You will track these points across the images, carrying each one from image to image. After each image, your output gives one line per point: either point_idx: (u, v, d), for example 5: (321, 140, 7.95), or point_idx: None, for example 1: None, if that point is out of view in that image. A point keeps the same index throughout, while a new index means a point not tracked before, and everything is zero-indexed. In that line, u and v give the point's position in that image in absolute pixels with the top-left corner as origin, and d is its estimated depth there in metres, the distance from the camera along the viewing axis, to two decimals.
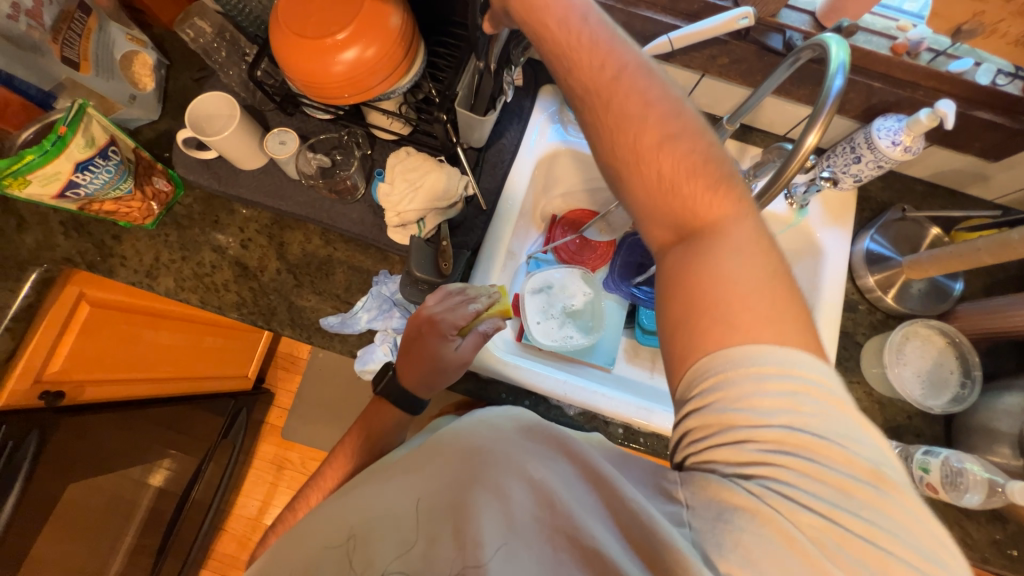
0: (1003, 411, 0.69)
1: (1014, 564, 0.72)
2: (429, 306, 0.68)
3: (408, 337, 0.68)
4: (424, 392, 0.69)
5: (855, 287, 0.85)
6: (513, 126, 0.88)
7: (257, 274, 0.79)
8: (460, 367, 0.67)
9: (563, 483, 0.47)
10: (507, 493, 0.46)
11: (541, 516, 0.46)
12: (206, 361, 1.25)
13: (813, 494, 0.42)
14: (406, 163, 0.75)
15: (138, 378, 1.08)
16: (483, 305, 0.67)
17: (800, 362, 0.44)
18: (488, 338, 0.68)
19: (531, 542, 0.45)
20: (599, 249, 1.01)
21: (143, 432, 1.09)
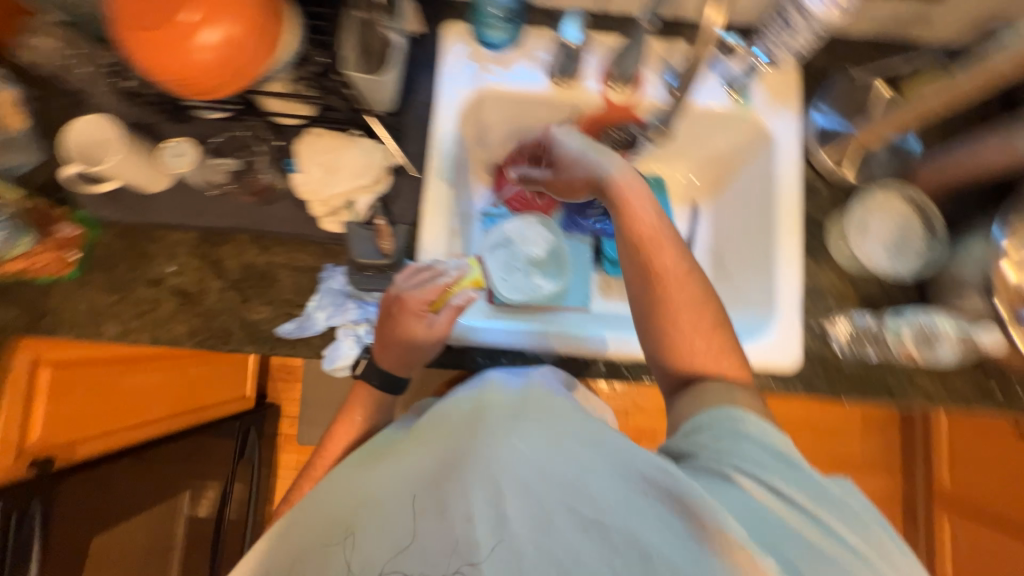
0: (971, 260, 0.68)
1: (997, 399, 0.75)
2: (397, 283, 0.69)
3: (381, 318, 0.71)
4: (405, 373, 0.73)
5: (812, 170, 0.82)
6: (426, 80, 0.82)
7: (200, 299, 0.75)
8: (436, 341, 0.69)
9: (546, 446, 0.55)
10: (495, 460, 0.54)
11: (528, 478, 0.53)
12: (196, 393, 1.25)
13: (773, 511, 0.50)
14: (314, 146, 0.72)
15: (140, 423, 1.09)
16: (452, 278, 0.70)
17: (739, 413, 0.58)
18: (461, 310, 0.70)
19: (521, 503, 0.51)
20: (552, 189, 0.96)
21: (153, 474, 1.09)
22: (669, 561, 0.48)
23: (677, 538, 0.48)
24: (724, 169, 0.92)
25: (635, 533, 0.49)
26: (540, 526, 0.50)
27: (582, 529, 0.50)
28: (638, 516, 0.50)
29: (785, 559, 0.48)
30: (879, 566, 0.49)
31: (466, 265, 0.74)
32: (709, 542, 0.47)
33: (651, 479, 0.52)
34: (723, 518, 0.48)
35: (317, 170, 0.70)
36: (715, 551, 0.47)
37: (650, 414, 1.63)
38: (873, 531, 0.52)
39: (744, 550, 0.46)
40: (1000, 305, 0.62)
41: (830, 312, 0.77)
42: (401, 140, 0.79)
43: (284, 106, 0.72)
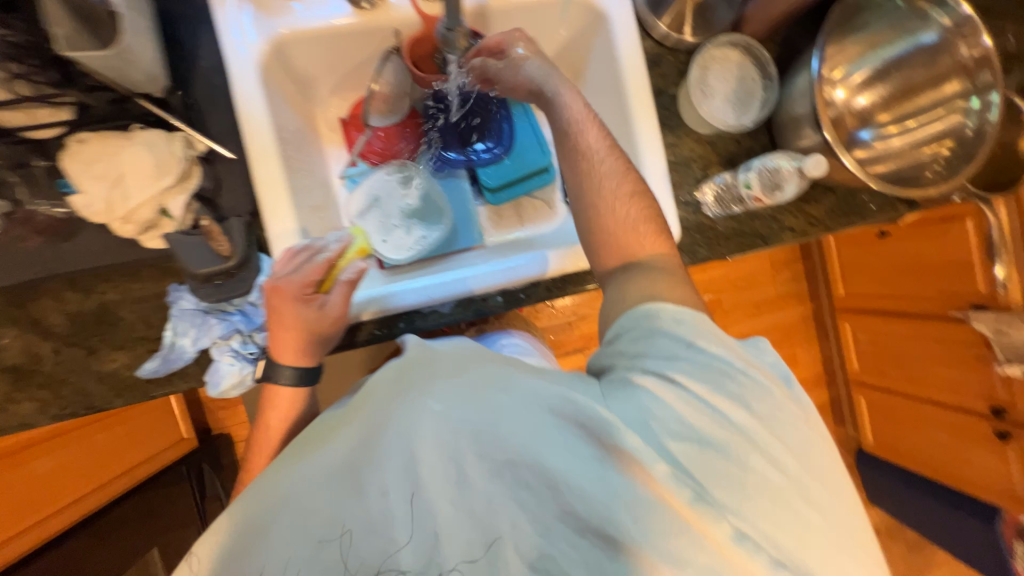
0: (797, 94, 0.71)
1: (848, 215, 0.83)
2: (276, 272, 0.64)
3: (270, 317, 0.65)
4: (312, 362, 0.67)
5: (653, 42, 0.80)
6: (205, 37, 0.68)
7: (34, 368, 0.65)
8: (334, 323, 0.65)
9: (461, 403, 0.51)
10: (411, 431, 0.51)
11: (442, 444, 0.50)
12: (110, 455, 1.15)
13: (697, 402, 0.50)
14: (81, 156, 0.59)
15: (76, 499, 1.03)
16: (332, 253, 0.66)
17: (655, 308, 0.55)
18: (355, 284, 0.66)
19: (435, 468, 0.50)
20: (406, 129, 0.88)
21: (107, 546, 1.03)
22: (572, 484, 0.48)
23: (583, 458, 0.48)
24: (576, 61, 0.87)
25: (545, 469, 0.49)
26: (454, 484, 0.50)
27: (494, 477, 0.50)
28: (549, 449, 0.49)
29: (683, 456, 0.48)
30: (763, 439, 0.48)
31: (347, 237, 0.70)
32: (609, 456, 0.48)
33: (560, 406, 0.50)
34: (621, 431, 0.48)
35: (103, 184, 0.59)
36: (611, 463, 0.48)
37: (592, 318, 1.69)
38: (777, 396, 0.51)
39: (635, 455, 0.47)
40: (827, 135, 0.67)
41: (698, 180, 0.80)
42: (202, 121, 0.67)
43: (24, 115, 0.57)
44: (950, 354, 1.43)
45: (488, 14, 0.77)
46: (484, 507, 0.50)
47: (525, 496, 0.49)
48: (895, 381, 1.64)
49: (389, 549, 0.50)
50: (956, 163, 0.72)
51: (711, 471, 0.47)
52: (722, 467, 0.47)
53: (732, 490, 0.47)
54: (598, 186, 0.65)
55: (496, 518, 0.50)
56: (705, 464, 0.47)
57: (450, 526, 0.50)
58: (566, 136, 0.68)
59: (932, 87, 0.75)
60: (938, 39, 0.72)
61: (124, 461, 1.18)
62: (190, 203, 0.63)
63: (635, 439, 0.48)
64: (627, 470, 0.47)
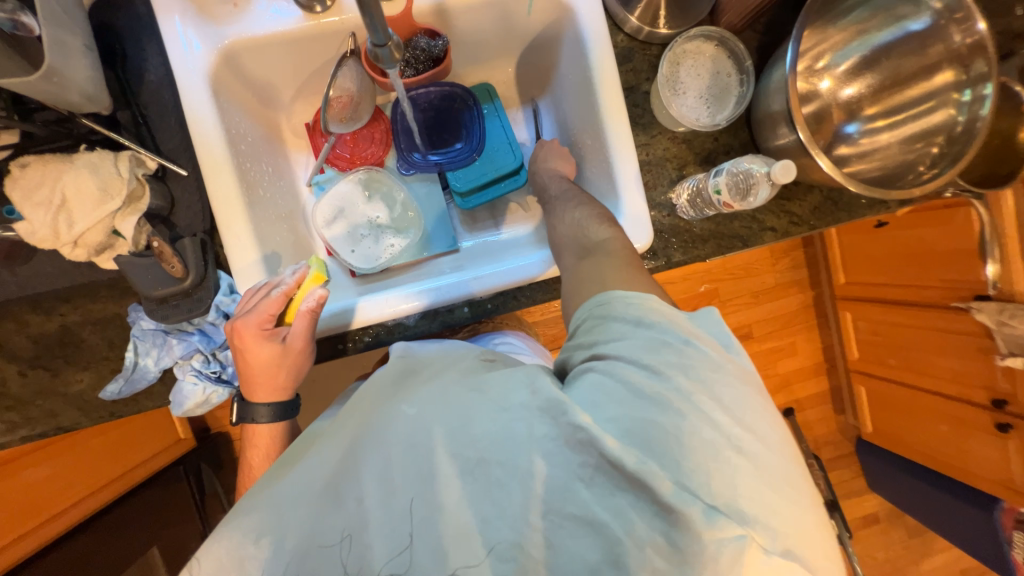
0: (773, 90, 0.67)
1: (836, 212, 0.79)
2: (236, 314, 0.62)
3: (238, 355, 0.64)
4: (286, 395, 0.67)
5: (626, 37, 0.76)
6: (153, 48, 0.66)
7: (3, 391, 0.65)
8: (305, 349, 0.64)
9: (434, 403, 0.50)
10: (386, 433, 0.50)
11: (413, 442, 0.48)
12: (122, 450, 1.16)
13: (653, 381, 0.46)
14: (23, 182, 0.58)
15: (83, 498, 1.05)
16: (288, 286, 0.62)
17: (606, 296, 0.53)
18: (315, 314, 0.62)
19: (403, 466, 0.48)
20: (374, 134, 0.87)
21: (115, 541, 1.05)
22: (545, 478, 0.44)
23: (553, 450, 0.45)
24: (547, 54, 0.83)
25: (512, 462, 0.45)
26: (422, 481, 0.46)
27: (465, 475, 0.46)
28: (512, 442, 0.45)
29: (632, 434, 0.43)
30: (702, 400, 0.45)
31: (303, 265, 0.65)
32: (568, 442, 0.44)
33: (525, 398, 0.47)
34: (572, 411, 0.44)
35: (45, 210, 0.57)
36: (574, 449, 0.44)
37: None
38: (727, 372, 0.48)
39: (588, 436, 0.43)
40: (801, 134, 0.63)
41: (673, 181, 0.76)
42: (153, 137, 0.65)
43: None
44: (951, 344, 1.38)
45: (448, 12, 0.73)
46: (456, 505, 0.45)
47: (495, 490, 0.45)
48: (894, 371, 1.60)
49: (365, 558, 0.45)
50: (942, 164, 0.67)
51: (671, 447, 0.42)
52: (682, 443, 0.43)
53: (700, 464, 0.42)
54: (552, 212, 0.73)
55: (470, 516, 0.45)
56: (659, 443, 0.43)
57: (423, 527, 0.45)
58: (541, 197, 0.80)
59: (925, 77, 0.69)
60: (928, 26, 0.66)
61: (131, 459, 1.18)
62: (143, 224, 0.62)
63: (586, 418, 0.44)
64: (593, 456, 0.43)
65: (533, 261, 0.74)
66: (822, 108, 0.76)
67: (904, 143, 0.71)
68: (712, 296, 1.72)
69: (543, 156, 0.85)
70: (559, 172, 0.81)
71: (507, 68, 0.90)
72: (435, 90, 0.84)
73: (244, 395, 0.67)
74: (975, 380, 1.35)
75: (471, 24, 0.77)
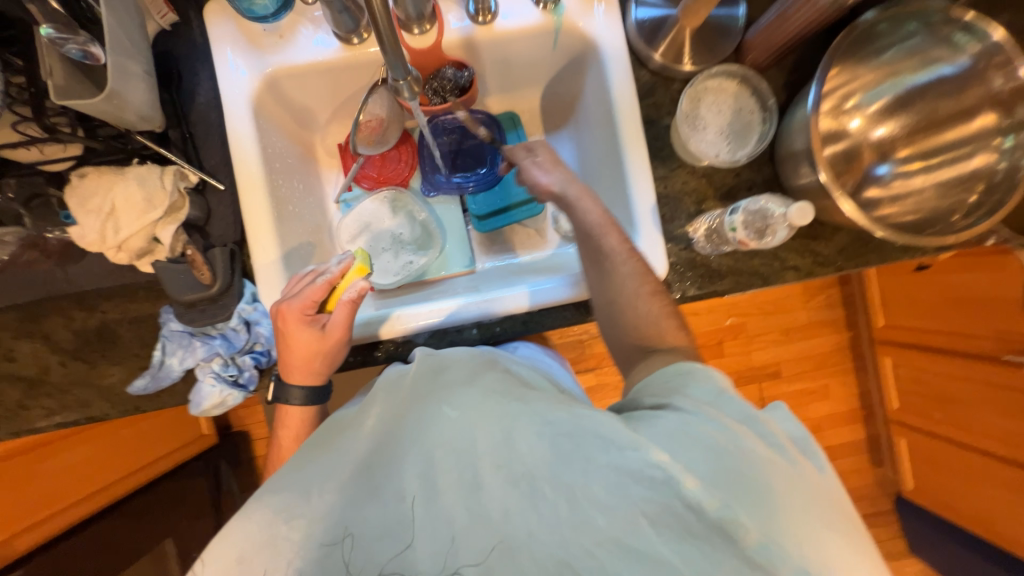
0: (795, 129, 0.66)
1: (866, 254, 0.76)
2: (284, 297, 0.65)
3: (280, 338, 0.66)
4: (319, 380, 0.68)
5: (649, 72, 0.77)
6: (207, 74, 0.72)
7: (44, 379, 0.71)
8: (342, 339, 0.65)
9: (478, 408, 0.48)
10: (430, 437, 0.48)
11: (460, 446, 0.46)
12: (144, 443, 1.21)
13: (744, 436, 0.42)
14: (80, 191, 0.64)
15: (104, 486, 1.10)
16: (333, 274, 0.64)
17: (690, 364, 0.49)
18: (355, 305, 0.63)
19: (452, 474, 0.45)
20: (400, 156, 0.90)
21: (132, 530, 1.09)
22: (602, 504, 0.41)
23: (616, 480, 0.41)
24: (572, 85, 0.85)
25: (569, 484, 0.42)
26: (471, 489, 0.44)
27: (511, 485, 0.44)
28: (568, 466, 0.43)
29: (721, 476, 0.39)
30: (795, 468, 0.41)
31: (349, 256, 0.66)
32: (635, 476, 0.41)
33: (578, 420, 0.44)
34: (645, 448, 0.40)
35: (97, 216, 0.63)
36: (640, 486, 0.40)
37: None
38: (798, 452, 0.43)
39: (663, 475, 0.40)
40: (822, 175, 0.61)
41: (690, 215, 0.76)
42: (198, 153, 0.71)
43: (33, 152, 0.62)
44: (1005, 404, 1.26)
45: (475, 46, 0.76)
46: (505, 516, 0.43)
47: (548, 510, 0.42)
48: (938, 425, 1.47)
49: (406, 553, 0.44)
50: (977, 214, 0.64)
51: (750, 497, 0.39)
52: (760, 496, 0.39)
53: (776, 524, 0.38)
54: (621, 286, 0.65)
55: (519, 528, 0.42)
56: (738, 489, 0.39)
57: (471, 533, 0.43)
58: (588, 240, 0.68)
59: (962, 121, 0.66)
60: (967, 67, 0.63)
61: (154, 452, 1.23)
62: (179, 234, 0.66)
63: (664, 457, 0.40)
64: (663, 495, 0.40)
65: (540, 291, 0.74)
66: (852, 148, 0.73)
67: (941, 188, 0.67)
68: (737, 331, 1.66)
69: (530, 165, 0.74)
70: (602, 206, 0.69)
71: (531, 98, 0.92)
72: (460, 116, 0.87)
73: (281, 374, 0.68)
74: None
75: (499, 56, 0.80)
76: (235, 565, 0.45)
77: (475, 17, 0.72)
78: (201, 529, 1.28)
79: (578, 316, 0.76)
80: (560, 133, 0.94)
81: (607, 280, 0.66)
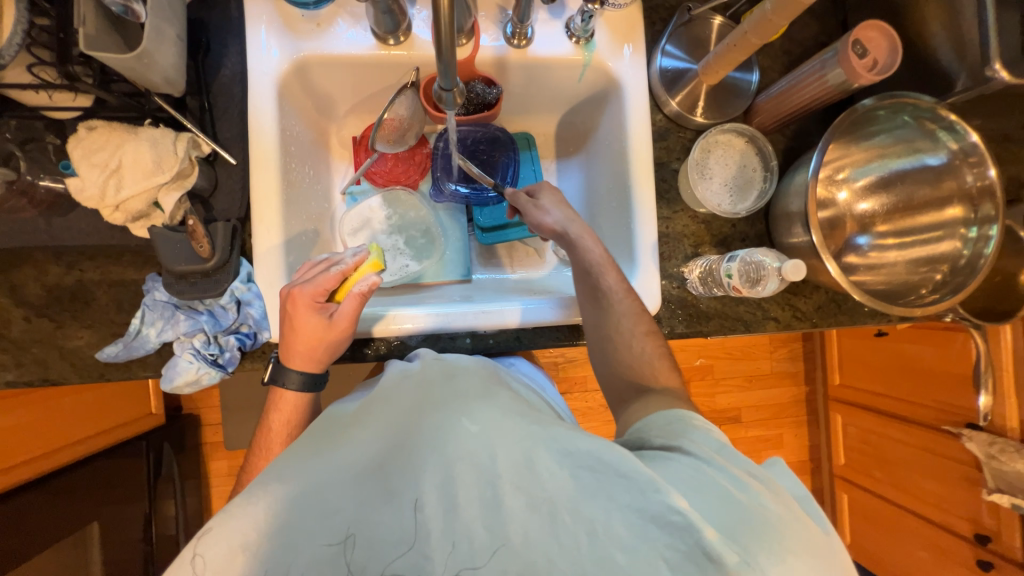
0: (793, 192, 0.71)
1: (840, 314, 0.81)
2: (295, 280, 0.66)
3: (284, 319, 0.66)
4: (318, 367, 0.67)
5: (664, 116, 0.81)
6: (235, 48, 0.72)
7: (3, 332, 0.66)
8: (347, 329, 0.66)
9: (498, 426, 0.48)
10: (447, 447, 0.47)
11: (477, 461, 0.46)
12: (92, 412, 1.12)
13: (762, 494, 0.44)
14: (86, 143, 0.62)
15: (31, 458, 0.97)
16: (348, 265, 0.65)
17: (688, 414, 0.53)
18: (365, 298, 0.64)
19: (472, 489, 0.46)
20: (413, 158, 0.91)
21: (61, 506, 1.00)
22: (624, 544, 0.42)
23: (639, 523, 0.42)
24: (590, 117, 0.89)
25: (590, 517, 0.43)
26: (490, 508, 0.45)
27: (532, 509, 0.44)
28: (589, 499, 0.44)
29: (735, 531, 0.41)
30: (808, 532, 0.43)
31: (365, 249, 0.68)
32: (656, 519, 0.42)
33: (599, 452, 0.45)
34: (666, 492, 0.42)
35: (100, 171, 0.61)
36: (660, 528, 0.42)
37: (579, 363, 1.59)
38: (803, 509, 0.46)
39: (684, 521, 0.41)
40: (815, 236, 0.66)
41: (687, 256, 0.80)
42: (213, 124, 0.70)
43: (43, 96, 0.60)
44: (939, 469, 1.36)
45: (506, 66, 0.79)
46: (524, 541, 0.44)
47: (568, 539, 0.43)
48: (877, 484, 1.56)
49: (422, 565, 0.44)
50: (943, 291, 0.72)
51: (767, 548, 0.41)
52: (777, 548, 0.41)
53: None
54: (617, 324, 0.69)
55: (538, 554, 0.43)
56: (757, 539, 0.41)
57: (490, 553, 0.44)
58: (588, 276, 0.71)
59: (935, 207, 0.73)
60: (944, 162, 0.71)
61: (95, 425, 1.12)
62: (181, 201, 0.66)
63: (683, 503, 0.42)
64: (684, 542, 0.41)
65: (533, 309, 0.76)
66: (837, 217, 0.78)
67: (910, 263, 0.75)
68: (706, 372, 1.72)
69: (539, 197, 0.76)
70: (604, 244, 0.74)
71: (548, 123, 0.95)
72: (483, 129, 0.88)
73: (281, 357, 0.67)
74: (959, 509, 1.32)
75: (526, 80, 0.83)
76: (236, 553, 0.43)
77: (511, 39, 0.75)
78: (132, 515, 1.19)
79: (569, 338, 0.78)
80: (570, 160, 0.97)
81: (604, 317, 0.70)
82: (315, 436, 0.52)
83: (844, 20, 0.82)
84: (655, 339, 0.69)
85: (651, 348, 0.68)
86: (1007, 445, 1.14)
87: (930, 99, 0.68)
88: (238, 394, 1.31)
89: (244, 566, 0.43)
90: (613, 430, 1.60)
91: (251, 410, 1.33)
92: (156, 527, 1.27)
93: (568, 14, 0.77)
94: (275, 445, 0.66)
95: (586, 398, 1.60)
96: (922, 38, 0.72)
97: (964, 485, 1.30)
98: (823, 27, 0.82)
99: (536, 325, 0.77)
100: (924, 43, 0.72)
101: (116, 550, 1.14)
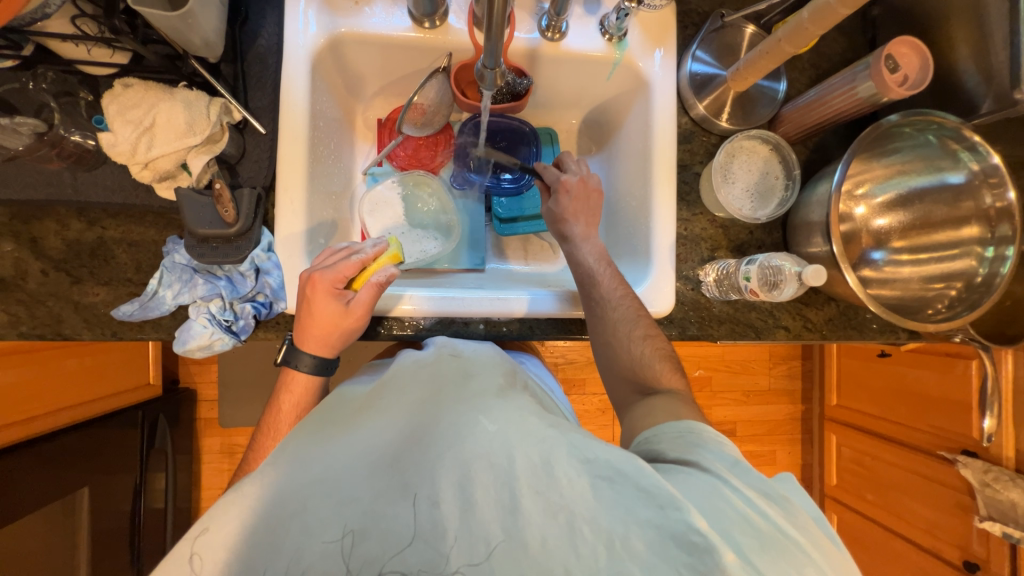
0: (815, 202, 0.72)
1: (850, 328, 0.82)
2: (316, 265, 0.67)
3: (301, 302, 0.66)
4: (331, 352, 0.68)
5: (690, 119, 0.82)
6: (274, 18, 0.72)
7: (18, 284, 0.66)
8: (363, 317, 0.66)
9: (516, 427, 0.49)
10: (462, 443, 0.48)
11: (493, 460, 0.46)
12: (92, 377, 1.11)
13: (774, 517, 0.45)
14: (122, 99, 0.63)
15: (30, 417, 0.96)
16: (367, 256, 0.66)
17: (698, 428, 0.56)
18: (382, 288, 0.65)
19: (491, 489, 0.46)
20: (436, 146, 0.91)
21: (54, 468, 0.99)
22: (642, 560, 0.42)
23: (657, 539, 0.43)
24: (613, 116, 0.90)
25: (608, 529, 0.43)
26: (507, 511, 0.45)
27: (550, 515, 0.44)
28: (607, 510, 0.44)
29: (751, 553, 0.42)
30: (820, 559, 0.44)
31: (384, 241, 0.69)
32: (675, 537, 0.43)
33: (619, 463, 0.45)
34: (687, 511, 0.43)
35: (133, 128, 0.62)
36: (682, 549, 0.42)
37: (580, 365, 1.60)
38: (818, 530, 0.47)
39: (705, 542, 0.42)
40: (835, 247, 0.67)
41: (702, 259, 0.80)
42: (246, 92, 0.71)
43: (81, 50, 0.60)
44: (933, 496, 1.35)
45: (538, 59, 0.79)
46: (541, 547, 0.43)
47: (585, 551, 0.43)
48: (868, 506, 1.55)
49: (434, 564, 0.43)
50: (959, 307, 0.73)
51: (776, 564, 0.42)
52: (787, 566, 0.42)
53: None
54: (615, 330, 0.70)
55: (555, 561, 0.43)
56: (767, 556, 0.42)
57: (505, 554, 0.43)
58: (584, 283, 0.74)
59: (951, 227, 0.75)
60: (964, 181, 0.73)
61: (91, 390, 1.11)
62: (210, 165, 0.67)
63: (703, 523, 0.43)
64: (703, 563, 0.41)
65: (539, 299, 0.76)
66: (855, 231, 0.79)
67: (924, 279, 0.76)
68: (705, 383, 1.72)
69: (551, 202, 0.78)
70: (599, 252, 0.76)
71: (572, 119, 0.95)
72: (507, 121, 0.88)
73: (295, 340, 0.68)
74: (949, 537, 1.32)
75: (555, 76, 0.84)
76: (242, 535, 0.43)
77: (545, 32, 0.75)
78: (123, 483, 1.17)
79: (578, 333, 0.79)
80: (591, 158, 0.98)
81: (602, 320, 0.71)
82: (334, 425, 0.53)
83: (873, 38, 0.84)
84: (653, 337, 0.70)
85: (653, 352, 0.69)
86: (1002, 474, 1.15)
87: (955, 119, 0.70)
88: (237, 370, 1.31)
89: (246, 552, 0.42)
90: (609, 434, 1.60)
91: (249, 388, 1.32)
92: (145, 498, 1.25)
93: (602, 11, 0.78)
94: (283, 424, 0.66)
95: (583, 399, 1.60)
96: (949, 60, 0.74)
97: (954, 513, 1.30)
98: (850, 44, 0.84)
99: (545, 315, 0.77)
100: (950, 66, 0.74)
101: (104, 518, 1.12)
